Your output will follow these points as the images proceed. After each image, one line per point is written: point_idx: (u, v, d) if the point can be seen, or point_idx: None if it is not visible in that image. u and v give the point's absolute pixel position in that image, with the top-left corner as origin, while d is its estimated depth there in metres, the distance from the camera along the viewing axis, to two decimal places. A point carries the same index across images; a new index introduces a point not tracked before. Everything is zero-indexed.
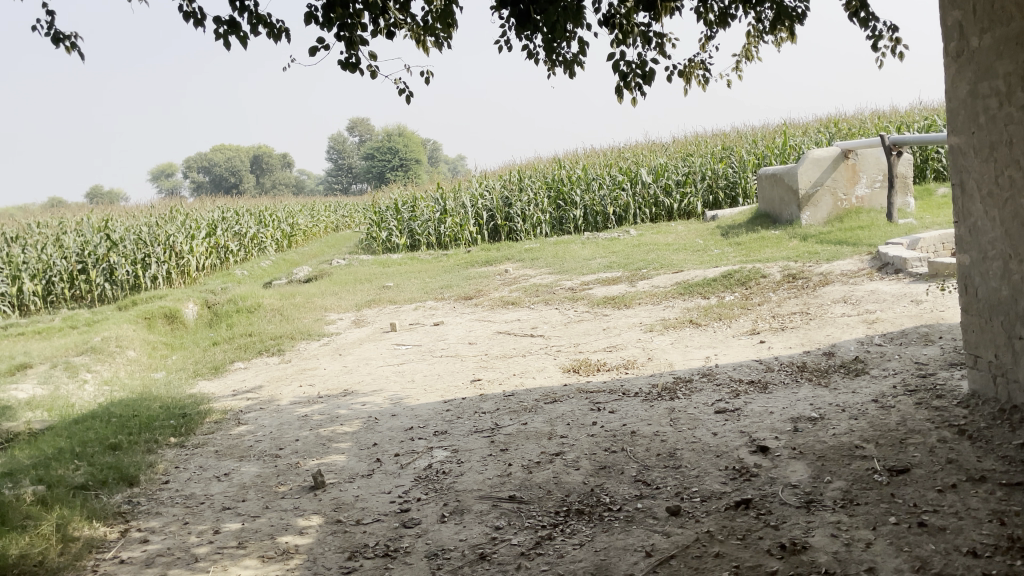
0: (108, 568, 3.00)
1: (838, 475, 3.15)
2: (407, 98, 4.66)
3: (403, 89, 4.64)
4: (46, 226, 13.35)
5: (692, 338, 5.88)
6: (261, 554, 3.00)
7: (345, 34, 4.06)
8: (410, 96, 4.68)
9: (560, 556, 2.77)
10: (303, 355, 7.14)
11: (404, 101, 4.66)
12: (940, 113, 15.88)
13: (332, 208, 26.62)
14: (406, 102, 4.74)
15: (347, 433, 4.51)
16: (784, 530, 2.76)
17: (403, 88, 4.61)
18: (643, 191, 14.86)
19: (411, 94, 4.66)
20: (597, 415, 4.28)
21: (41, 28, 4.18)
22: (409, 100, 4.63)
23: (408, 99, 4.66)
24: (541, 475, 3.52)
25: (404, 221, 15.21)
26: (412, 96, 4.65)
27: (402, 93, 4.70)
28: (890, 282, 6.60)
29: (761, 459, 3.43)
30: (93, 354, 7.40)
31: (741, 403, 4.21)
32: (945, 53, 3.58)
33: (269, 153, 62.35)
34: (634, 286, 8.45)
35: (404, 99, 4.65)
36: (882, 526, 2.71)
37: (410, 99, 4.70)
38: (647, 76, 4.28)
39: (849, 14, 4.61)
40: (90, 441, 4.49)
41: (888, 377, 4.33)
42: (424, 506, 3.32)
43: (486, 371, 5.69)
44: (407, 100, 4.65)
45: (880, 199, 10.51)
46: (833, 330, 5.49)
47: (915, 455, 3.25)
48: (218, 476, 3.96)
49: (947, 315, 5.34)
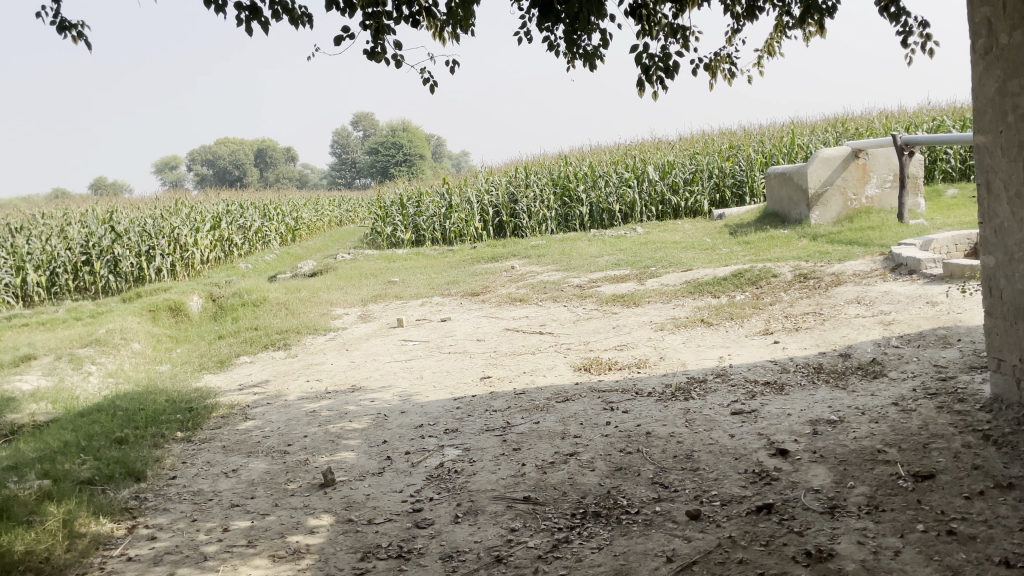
0: (115, 566, 2.93)
1: (861, 480, 3.08)
2: (432, 88, 4.85)
3: (428, 78, 4.82)
4: (50, 217, 13.31)
5: (704, 338, 5.81)
6: (272, 553, 2.94)
7: (371, 22, 4.10)
8: (433, 85, 4.85)
9: (578, 561, 2.70)
10: (309, 350, 7.09)
11: (429, 91, 4.84)
12: (949, 114, 15.77)
13: (335, 203, 26.50)
14: (431, 91, 4.94)
15: (357, 430, 4.45)
16: (808, 537, 2.69)
17: (428, 77, 4.80)
18: (650, 188, 14.78)
19: (435, 84, 4.90)
20: (611, 415, 4.21)
21: (47, 16, 4.13)
22: (433, 90, 4.83)
23: (433, 89, 4.85)
24: (555, 475, 3.46)
25: (409, 216, 15.09)
26: (436, 86, 4.83)
27: (426, 81, 4.84)
28: (904, 283, 6.52)
29: (780, 462, 3.36)
30: (97, 346, 7.35)
31: (758, 405, 4.13)
32: (973, 50, 3.48)
33: (272, 147, 62.28)
34: (642, 284, 8.36)
35: (429, 89, 4.84)
36: (910, 534, 2.64)
37: (435, 87, 4.86)
38: (669, 69, 4.21)
39: (880, 9, 4.53)
40: (96, 435, 4.43)
41: (907, 380, 4.25)
42: (437, 506, 3.26)
43: (495, 369, 5.62)
44: (432, 90, 4.84)
45: (890, 199, 10.40)
46: (848, 331, 5.42)
47: (939, 460, 3.18)
48: (226, 473, 3.90)
49: (964, 317, 5.26)
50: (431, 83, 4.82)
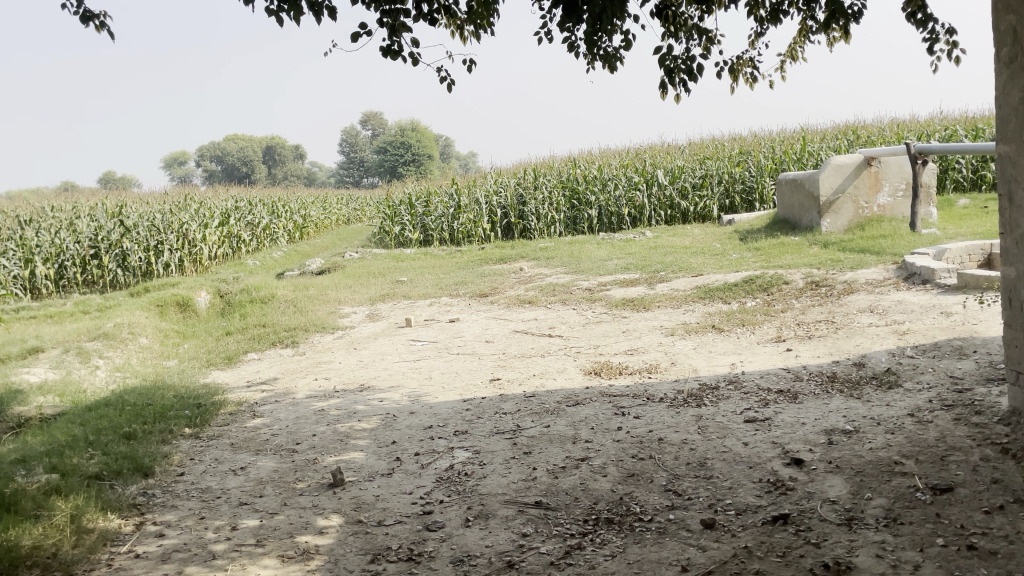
0: (123, 563, 2.91)
1: (878, 492, 3.04)
2: (449, 86, 4.79)
3: (446, 78, 4.77)
4: (59, 210, 13.33)
5: (716, 344, 5.77)
6: (281, 553, 2.91)
7: (390, 20, 4.09)
8: (451, 83, 4.80)
9: (591, 567, 2.67)
10: (318, 348, 7.08)
11: (446, 89, 4.79)
12: (961, 124, 15.67)
13: (343, 200, 26.53)
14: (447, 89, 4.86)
15: (366, 430, 4.42)
16: (826, 549, 2.65)
17: (445, 76, 4.76)
18: (659, 193, 14.75)
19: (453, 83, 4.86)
20: (622, 421, 4.17)
21: (70, 6, 4.14)
22: (451, 88, 4.78)
23: (449, 88, 4.79)
24: (567, 480, 3.42)
25: (418, 215, 15.03)
26: (454, 84, 4.79)
27: (444, 80, 4.80)
28: (918, 293, 6.47)
29: (795, 472, 3.32)
30: (105, 340, 7.35)
31: (771, 412, 4.10)
32: (998, 59, 3.43)
33: (280, 146, 62.36)
34: (652, 288, 8.33)
35: (447, 87, 4.80)
36: (929, 547, 2.59)
37: (452, 86, 4.79)
38: (693, 72, 4.16)
39: (907, 15, 4.48)
40: (104, 430, 4.41)
41: (923, 391, 4.20)
42: (447, 509, 3.23)
43: (505, 371, 5.59)
44: (449, 88, 4.78)
45: (902, 208, 10.34)
46: (863, 340, 5.36)
47: (957, 473, 3.13)
48: (234, 470, 3.88)
49: (980, 328, 5.21)
50: (449, 82, 4.77)
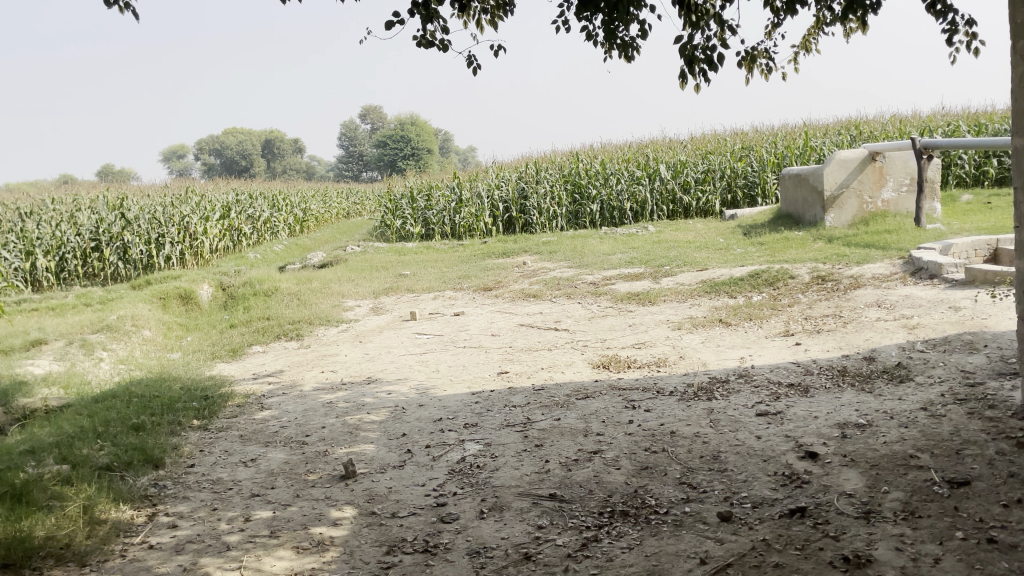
0: (137, 553, 2.89)
1: (895, 486, 3.03)
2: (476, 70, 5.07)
3: (472, 63, 5.02)
4: (60, 203, 13.28)
5: (723, 338, 5.76)
6: (295, 545, 2.90)
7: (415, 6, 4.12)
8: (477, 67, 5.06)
9: (609, 560, 2.65)
10: (323, 341, 7.05)
11: (473, 72, 5.07)
12: (963, 120, 15.64)
13: (343, 194, 26.50)
14: (474, 72, 5.10)
15: (375, 422, 4.40)
16: (845, 542, 2.64)
17: (472, 60, 5.02)
18: (661, 187, 14.70)
19: (479, 67, 5.04)
20: (633, 414, 4.16)
21: None
22: (477, 73, 5.06)
23: (476, 72, 5.04)
24: (580, 473, 3.40)
25: (418, 209, 15.09)
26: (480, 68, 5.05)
27: (471, 65, 5.05)
28: (925, 288, 6.46)
29: (810, 465, 3.30)
30: (109, 332, 7.31)
31: (783, 406, 4.09)
32: (1015, 51, 3.38)
33: (280, 139, 62.31)
34: (658, 282, 8.31)
35: (473, 71, 5.06)
36: (949, 541, 2.58)
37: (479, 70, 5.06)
38: (713, 61, 4.12)
39: (926, 5, 4.44)
40: (113, 421, 4.39)
41: (935, 385, 4.19)
42: (461, 501, 3.21)
43: (512, 364, 5.57)
44: (476, 72, 5.06)
45: (906, 203, 10.25)
46: (872, 335, 5.35)
47: (973, 466, 3.12)
48: (244, 462, 3.86)
49: (990, 322, 5.20)
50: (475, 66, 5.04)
